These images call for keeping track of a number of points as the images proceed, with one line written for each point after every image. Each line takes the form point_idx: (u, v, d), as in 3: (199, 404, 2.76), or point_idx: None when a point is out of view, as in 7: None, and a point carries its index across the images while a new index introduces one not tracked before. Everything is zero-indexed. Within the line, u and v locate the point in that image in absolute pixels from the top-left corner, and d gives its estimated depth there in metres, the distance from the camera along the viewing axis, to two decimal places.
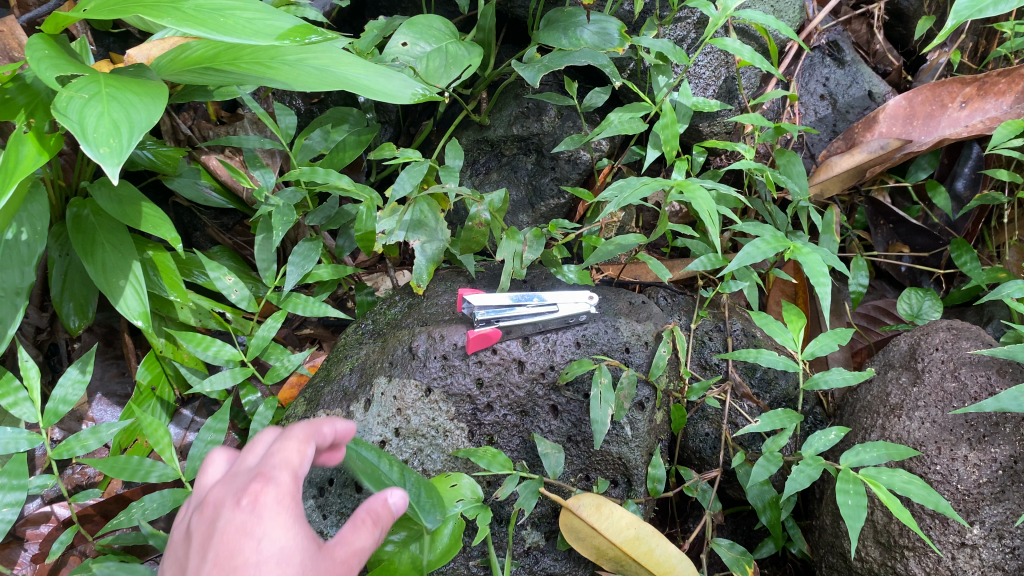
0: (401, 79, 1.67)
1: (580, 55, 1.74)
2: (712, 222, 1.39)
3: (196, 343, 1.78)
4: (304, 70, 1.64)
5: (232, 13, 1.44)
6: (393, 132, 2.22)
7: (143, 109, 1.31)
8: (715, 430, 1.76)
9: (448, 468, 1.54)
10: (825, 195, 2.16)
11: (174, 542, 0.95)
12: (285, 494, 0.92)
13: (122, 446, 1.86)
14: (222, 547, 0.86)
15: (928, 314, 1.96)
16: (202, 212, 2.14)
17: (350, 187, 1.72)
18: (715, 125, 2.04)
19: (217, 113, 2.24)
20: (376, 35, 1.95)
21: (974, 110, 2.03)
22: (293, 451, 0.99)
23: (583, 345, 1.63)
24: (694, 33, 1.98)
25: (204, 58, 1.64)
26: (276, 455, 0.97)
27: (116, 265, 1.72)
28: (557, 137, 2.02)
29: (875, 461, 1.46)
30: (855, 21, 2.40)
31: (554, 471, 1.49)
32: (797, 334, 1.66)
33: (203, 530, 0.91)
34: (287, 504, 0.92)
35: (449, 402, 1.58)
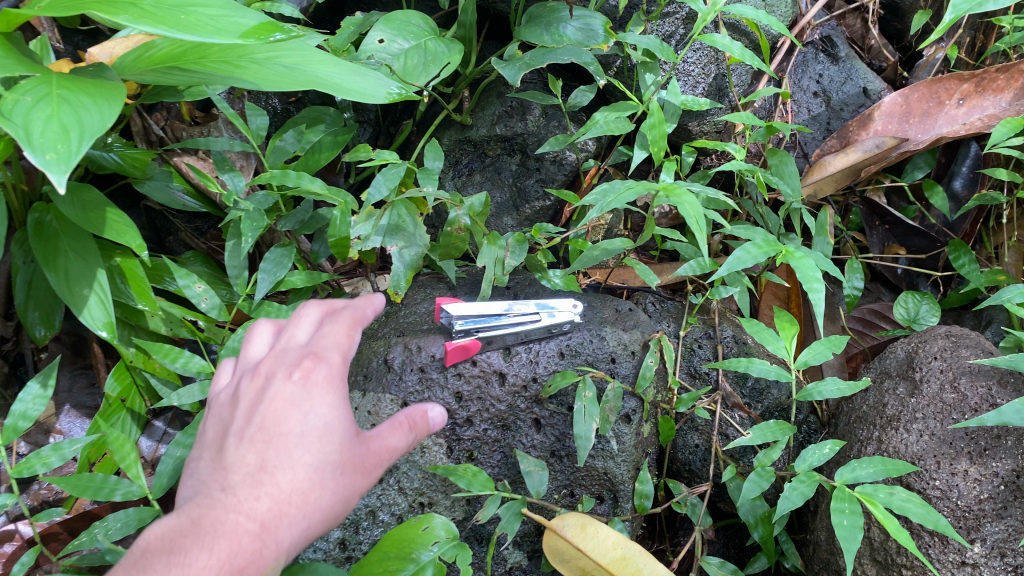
0: (375, 78, 1.60)
1: (563, 52, 1.67)
2: (701, 228, 1.31)
3: (164, 355, 1.71)
4: (273, 69, 1.57)
5: (193, 10, 1.36)
6: (372, 132, 2.15)
7: (95, 112, 1.24)
8: (705, 442, 1.69)
9: (426, 486, 1.48)
10: (818, 195, 2.09)
11: (234, 394, 1.22)
12: (332, 374, 1.17)
13: (90, 460, 1.79)
14: (274, 414, 1.11)
15: (925, 320, 1.89)
16: (174, 216, 2.07)
17: (323, 191, 1.64)
18: (704, 124, 1.97)
19: (190, 113, 2.15)
20: (353, 31, 1.87)
21: (973, 107, 1.96)
22: (341, 339, 1.23)
23: (567, 356, 1.56)
24: (683, 29, 1.91)
25: (168, 57, 1.55)
26: (328, 342, 1.22)
27: (79, 274, 1.65)
28: (542, 138, 1.95)
29: (871, 477, 1.40)
30: (850, 15, 2.32)
31: (538, 490, 1.42)
32: (790, 342, 1.58)
33: (259, 394, 1.17)
34: (333, 386, 1.16)
35: (427, 417, 1.51)
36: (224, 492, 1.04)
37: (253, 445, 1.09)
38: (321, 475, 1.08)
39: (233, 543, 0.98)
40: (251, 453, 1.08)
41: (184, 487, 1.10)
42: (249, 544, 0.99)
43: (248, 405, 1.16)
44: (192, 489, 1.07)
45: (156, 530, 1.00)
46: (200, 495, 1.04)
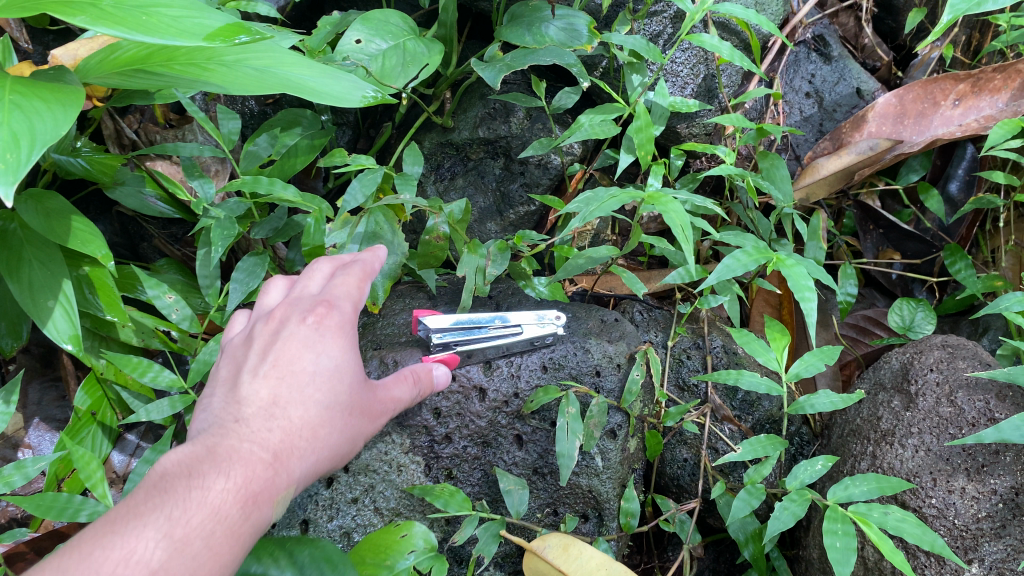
0: (351, 81, 1.53)
1: (545, 53, 1.61)
2: (687, 239, 1.25)
3: (133, 368, 1.66)
4: (243, 71, 1.50)
5: (155, 11, 1.30)
6: (351, 134, 2.09)
7: (49, 118, 1.17)
8: (693, 456, 1.63)
9: (403, 506, 1.42)
10: (811, 199, 2.04)
11: (244, 336, 1.24)
12: (344, 320, 1.22)
13: (59, 477, 1.72)
14: (287, 352, 1.15)
15: (921, 327, 1.83)
16: (148, 222, 2.00)
17: (296, 198, 1.59)
18: (693, 127, 1.91)
19: (165, 115, 2.09)
20: (329, 31, 1.81)
21: (968, 108, 1.91)
22: (356, 292, 1.28)
23: (550, 369, 1.51)
24: (670, 28, 1.85)
25: (136, 59, 1.50)
26: (343, 293, 1.26)
27: (44, 284, 1.58)
28: (526, 141, 1.89)
29: (866, 496, 1.34)
30: (842, 13, 2.25)
31: (518, 510, 1.37)
32: (781, 354, 1.52)
33: (271, 335, 1.20)
34: (345, 333, 1.21)
35: (403, 434, 1.45)
36: (239, 421, 1.07)
37: (267, 379, 1.12)
38: (330, 415, 1.13)
39: (248, 469, 1.01)
40: (264, 387, 1.11)
41: (194, 418, 1.12)
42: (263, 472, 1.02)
43: (260, 345, 1.19)
44: (205, 419, 1.09)
45: (170, 454, 1.01)
46: (214, 425, 1.07)
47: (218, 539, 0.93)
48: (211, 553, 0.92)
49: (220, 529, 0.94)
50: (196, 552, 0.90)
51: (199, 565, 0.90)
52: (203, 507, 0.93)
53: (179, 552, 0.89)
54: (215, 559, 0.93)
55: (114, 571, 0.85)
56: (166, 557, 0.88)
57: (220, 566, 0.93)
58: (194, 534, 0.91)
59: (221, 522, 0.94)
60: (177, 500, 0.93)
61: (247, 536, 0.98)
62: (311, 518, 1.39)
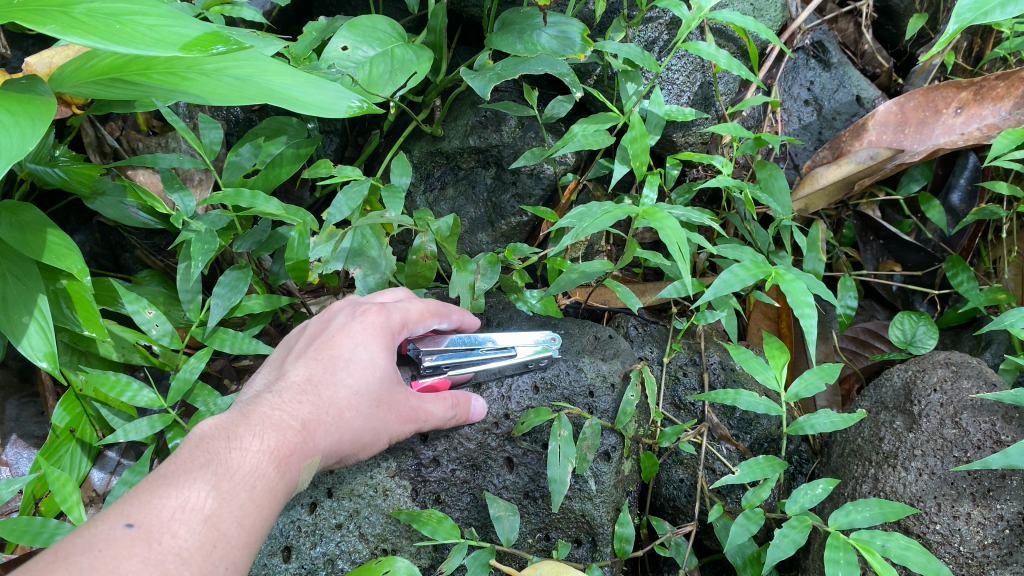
0: (335, 90, 1.48)
1: (536, 62, 1.57)
2: (683, 257, 1.20)
3: (111, 387, 1.61)
4: (223, 81, 1.45)
5: (130, 19, 1.25)
6: (339, 142, 2.03)
7: (16, 135, 1.12)
8: (689, 476, 1.58)
9: (389, 532, 1.37)
10: (809, 210, 1.99)
11: (297, 330, 1.37)
12: (388, 321, 1.32)
13: (35, 496, 1.67)
14: (329, 342, 1.26)
15: (922, 342, 1.78)
16: (129, 232, 1.94)
17: (279, 211, 1.53)
18: (690, 136, 1.86)
19: (147, 123, 2.04)
20: (314, 38, 1.76)
21: (971, 116, 1.85)
22: (407, 305, 1.37)
23: (542, 390, 1.47)
24: (666, 35, 1.80)
25: (112, 68, 1.46)
26: (400, 305, 1.35)
27: (18, 300, 1.53)
28: (518, 149, 1.84)
29: (868, 523, 1.29)
30: (842, 19, 2.22)
31: (508, 537, 1.31)
32: (780, 372, 1.47)
33: (319, 330, 1.32)
34: (388, 332, 1.31)
35: (390, 457, 1.41)
36: (274, 395, 1.18)
37: (306, 364, 1.24)
38: (361, 399, 1.23)
39: (282, 438, 1.13)
40: (302, 371, 1.23)
41: (242, 392, 1.25)
42: (295, 441, 1.14)
43: (308, 336, 1.32)
44: (251, 391, 1.23)
45: (211, 421, 1.14)
46: (252, 395, 1.19)
47: (258, 492, 1.06)
48: (252, 505, 1.05)
49: (258, 486, 1.06)
50: (237, 503, 1.03)
51: (243, 514, 1.02)
52: (244, 468, 1.06)
53: (225, 503, 1.02)
54: (256, 510, 1.05)
55: (173, 516, 0.97)
56: (216, 505, 1.01)
57: (260, 517, 1.05)
58: (237, 487, 1.04)
59: (258, 481, 1.07)
60: (222, 460, 1.05)
61: (280, 494, 1.10)
62: (294, 545, 1.35)
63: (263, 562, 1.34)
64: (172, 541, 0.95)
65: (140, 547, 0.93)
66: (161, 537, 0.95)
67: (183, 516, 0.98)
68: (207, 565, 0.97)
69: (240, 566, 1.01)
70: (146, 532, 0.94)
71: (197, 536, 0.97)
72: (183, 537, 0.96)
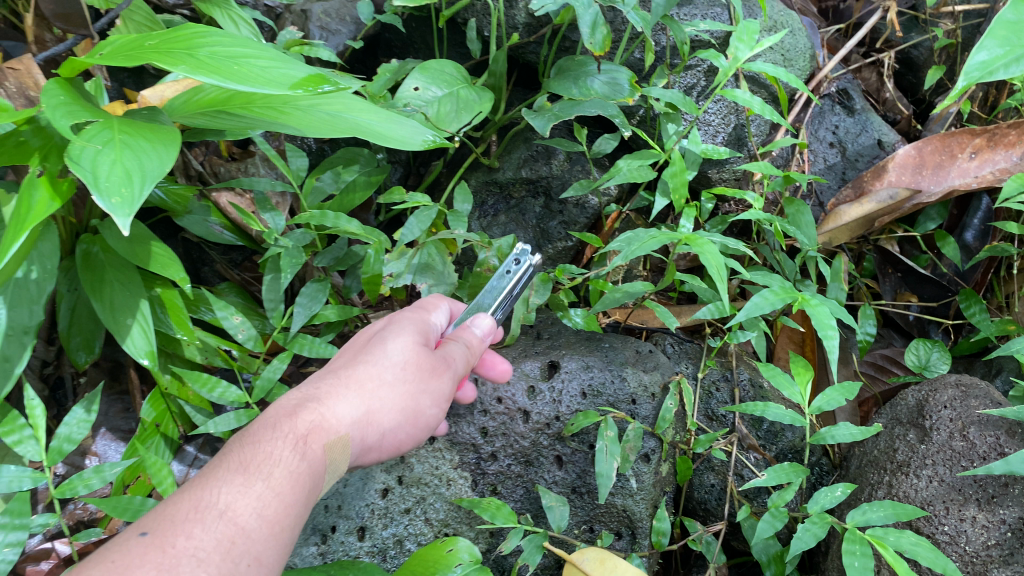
0: (411, 126, 1.68)
1: (589, 105, 1.76)
2: (722, 278, 1.39)
3: (202, 384, 1.80)
4: (317, 116, 1.67)
5: (245, 61, 1.42)
6: (402, 172, 2.23)
7: (156, 157, 1.31)
8: (720, 481, 1.73)
9: (451, 518, 1.55)
10: (833, 243, 2.16)
11: None
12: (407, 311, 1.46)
13: (125, 483, 1.83)
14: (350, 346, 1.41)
15: (936, 366, 1.93)
16: (211, 247, 2.14)
17: (359, 231, 1.73)
18: (724, 173, 2.05)
19: (228, 150, 2.24)
20: (389, 78, 1.97)
21: (984, 161, 2.02)
22: (413, 306, 1.50)
23: (590, 396, 1.64)
24: (704, 81, 2.00)
25: (217, 102, 1.65)
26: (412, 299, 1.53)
27: (124, 303, 1.73)
28: (566, 181, 2.03)
29: (882, 521, 1.45)
30: (866, 68, 2.45)
31: (559, 525, 1.47)
32: (805, 388, 1.62)
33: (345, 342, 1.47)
34: (396, 323, 1.42)
35: (453, 451, 1.60)
36: (297, 393, 1.30)
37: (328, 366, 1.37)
38: (377, 373, 1.32)
39: (294, 426, 1.23)
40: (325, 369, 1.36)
41: None
42: (307, 424, 1.23)
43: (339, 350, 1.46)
44: None
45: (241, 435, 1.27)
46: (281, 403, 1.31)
47: (271, 479, 1.15)
48: (270, 493, 1.14)
49: (271, 474, 1.15)
50: (251, 495, 1.12)
51: (259, 503, 1.11)
52: (254, 461, 1.16)
53: (238, 499, 1.11)
54: (274, 497, 1.14)
55: (185, 519, 1.06)
56: (228, 502, 1.10)
57: (278, 502, 1.14)
58: (247, 479, 1.13)
59: (272, 469, 1.16)
60: (233, 462, 1.16)
61: (301, 476, 1.19)
62: (368, 526, 1.52)
63: (341, 540, 1.50)
64: (185, 543, 1.04)
65: (153, 554, 1.01)
66: (174, 541, 1.03)
67: (195, 518, 1.07)
68: (226, 559, 1.05)
69: (263, 555, 1.09)
70: (159, 538, 1.03)
71: (212, 535, 1.05)
72: (198, 537, 1.05)
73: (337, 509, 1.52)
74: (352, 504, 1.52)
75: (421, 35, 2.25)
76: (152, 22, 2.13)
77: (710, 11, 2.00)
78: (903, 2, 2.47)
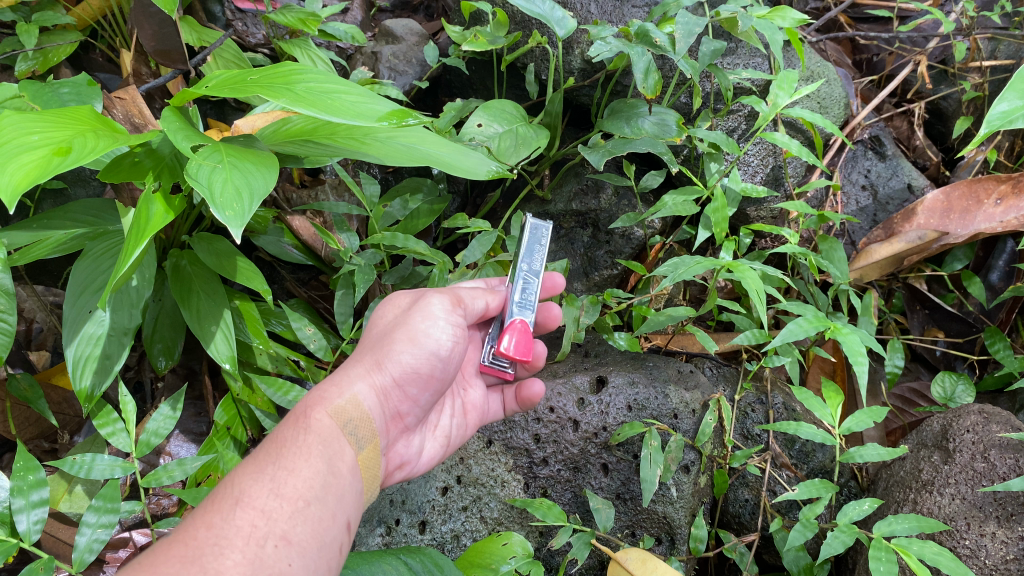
0: (477, 158, 1.84)
1: (640, 143, 1.92)
2: (761, 301, 1.54)
3: (275, 387, 1.92)
4: (394, 146, 1.83)
5: (337, 96, 1.59)
6: (460, 202, 2.42)
7: (260, 177, 1.49)
8: (754, 497, 1.84)
9: (505, 516, 1.70)
10: (864, 280, 2.29)
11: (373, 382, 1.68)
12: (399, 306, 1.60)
13: (198, 480, 1.94)
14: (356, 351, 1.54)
15: (961, 398, 2.03)
16: (282, 266, 2.33)
17: (426, 251, 1.89)
18: (761, 210, 2.20)
19: (300, 177, 2.41)
20: (454, 115, 2.16)
21: (1009, 207, 2.13)
22: None
23: (635, 409, 1.78)
24: (745, 125, 2.18)
25: (304, 131, 1.84)
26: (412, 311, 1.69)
27: (209, 312, 1.88)
28: (613, 214, 2.19)
29: (907, 532, 1.55)
30: (897, 118, 2.60)
31: (605, 525, 1.60)
32: (835, 410, 1.73)
33: None
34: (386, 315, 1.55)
35: (508, 454, 1.76)
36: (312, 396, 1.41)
37: None
38: (367, 341, 1.44)
39: (301, 412, 1.31)
40: None
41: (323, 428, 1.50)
42: (308, 404, 1.32)
43: None
44: None
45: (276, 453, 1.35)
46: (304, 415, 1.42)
47: (284, 455, 1.20)
48: (283, 472, 1.17)
49: (281, 457, 1.20)
50: (266, 478, 1.15)
51: (273, 484, 1.15)
52: (264, 452, 1.21)
53: (253, 486, 1.14)
54: (289, 476, 1.17)
55: (209, 513, 1.09)
56: (243, 490, 1.13)
57: (294, 479, 1.17)
58: (260, 464, 1.18)
59: (282, 452, 1.21)
60: (247, 461, 1.20)
61: (313, 449, 1.24)
62: (428, 520, 1.67)
63: (404, 532, 1.66)
64: (206, 533, 1.06)
65: (175, 550, 1.03)
66: (197, 532, 1.06)
67: (217, 509, 1.10)
68: (250, 543, 1.06)
69: (291, 532, 1.11)
70: (181, 535, 1.06)
71: (230, 522, 1.07)
72: (220, 527, 1.07)
73: (401, 504, 1.69)
74: (414, 499, 1.69)
75: (481, 78, 2.45)
76: (240, 59, 2.41)
77: (752, 61, 2.17)
78: (933, 57, 2.62)
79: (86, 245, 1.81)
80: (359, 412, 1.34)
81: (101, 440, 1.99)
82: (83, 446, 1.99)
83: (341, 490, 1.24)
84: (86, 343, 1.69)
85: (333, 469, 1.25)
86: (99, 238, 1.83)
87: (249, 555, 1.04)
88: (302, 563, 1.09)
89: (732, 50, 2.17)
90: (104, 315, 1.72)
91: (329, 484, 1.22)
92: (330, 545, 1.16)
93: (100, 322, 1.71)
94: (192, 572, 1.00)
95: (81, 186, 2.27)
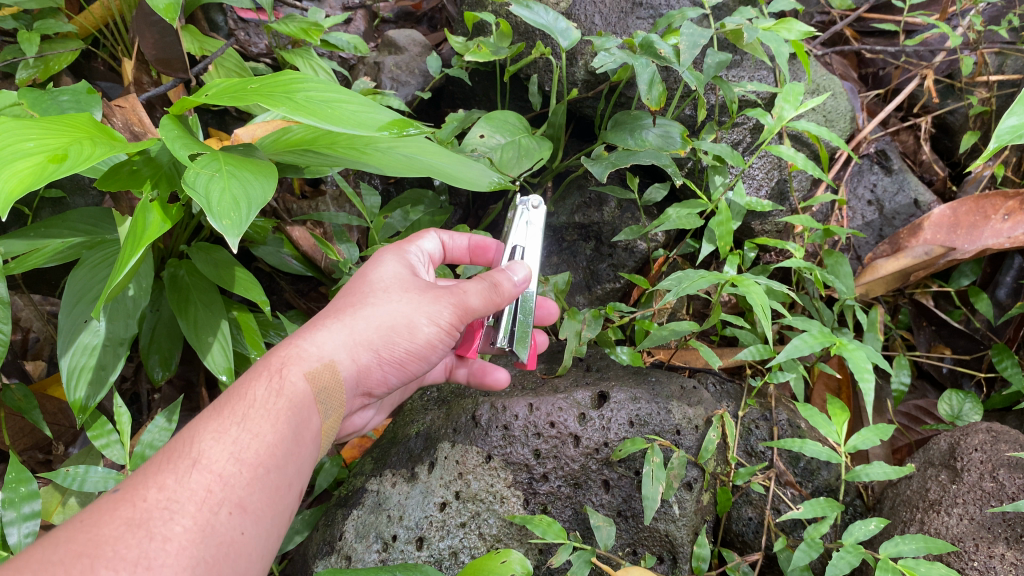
0: (480, 169, 1.82)
1: (644, 154, 1.89)
2: (765, 315, 1.53)
3: None
4: (395, 156, 1.81)
5: (337, 105, 1.57)
6: (461, 214, 2.41)
7: (258, 186, 1.47)
8: (758, 515, 1.80)
9: (504, 533, 1.67)
10: (870, 295, 2.27)
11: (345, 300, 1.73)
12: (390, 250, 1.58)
13: None
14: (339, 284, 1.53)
15: (968, 416, 1.98)
16: (281, 277, 2.31)
17: None
18: (766, 225, 2.18)
19: (300, 188, 2.38)
20: (457, 127, 2.14)
21: (1017, 222, 2.08)
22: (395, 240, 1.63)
23: (637, 424, 1.75)
24: (749, 137, 2.15)
25: (305, 141, 1.83)
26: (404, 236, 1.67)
27: (206, 323, 1.85)
28: (616, 227, 2.17)
29: (914, 553, 1.51)
30: (903, 132, 2.58)
31: (606, 542, 1.57)
32: (841, 427, 1.69)
33: None
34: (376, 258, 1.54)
35: (507, 470, 1.73)
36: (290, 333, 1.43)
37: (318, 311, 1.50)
38: (366, 298, 1.42)
39: (275, 362, 1.33)
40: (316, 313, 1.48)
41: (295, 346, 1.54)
42: (287, 361, 1.33)
43: None
44: None
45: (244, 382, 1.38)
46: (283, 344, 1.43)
47: (249, 418, 1.23)
48: (246, 437, 1.21)
49: (247, 419, 1.23)
50: (227, 442, 1.19)
51: (234, 449, 1.18)
52: (231, 410, 1.24)
53: (213, 449, 1.17)
54: (251, 441, 1.21)
55: (162, 469, 1.13)
56: (201, 452, 1.16)
57: (257, 444, 1.21)
58: (225, 424, 1.21)
59: (248, 413, 1.24)
60: (211, 415, 1.23)
61: (281, 415, 1.27)
62: (426, 536, 1.64)
63: (401, 548, 1.63)
64: (157, 495, 1.08)
65: (123, 511, 1.05)
66: (146, 492, 1.09)
67: (171, 467, 1.13)
68: (202, 510, 1.09)
69: (247, 500, 1.15)
70: (130, 493, 1.08)
71: (184, 486, 1.10)
72: (173, 489, 1.10)
73: (399, 520, 1.67)
74: (412, 515, 1.67)
75: (484, 89, 2.43)
76: (241, 69, 2.40)
77: (757, 74, 2.15)
78: (940, 71, 2.60)
79: (83, 253, 1.79)
80: (333, 378, 1.36)
81: (95, 453, 1.97)
82: (77, 458, 1.97)
83: (303, 458, 1.30)
84: (81, 353, 1.67)
85: (298, 438, 1.29)
86: (97, 247, 1.81)
87: (200, 522, 1.08)
88: (255, 531, 1.14)
89: (738, 62, 2.16)
90: (99, 325, 1.69)
91: (291, 454, 1.26)
92: (283, 513, 1.22)
93: (95, 332, 1.69)
94: (139, 536, 1.02)
95: (80, 195, 2.26)
